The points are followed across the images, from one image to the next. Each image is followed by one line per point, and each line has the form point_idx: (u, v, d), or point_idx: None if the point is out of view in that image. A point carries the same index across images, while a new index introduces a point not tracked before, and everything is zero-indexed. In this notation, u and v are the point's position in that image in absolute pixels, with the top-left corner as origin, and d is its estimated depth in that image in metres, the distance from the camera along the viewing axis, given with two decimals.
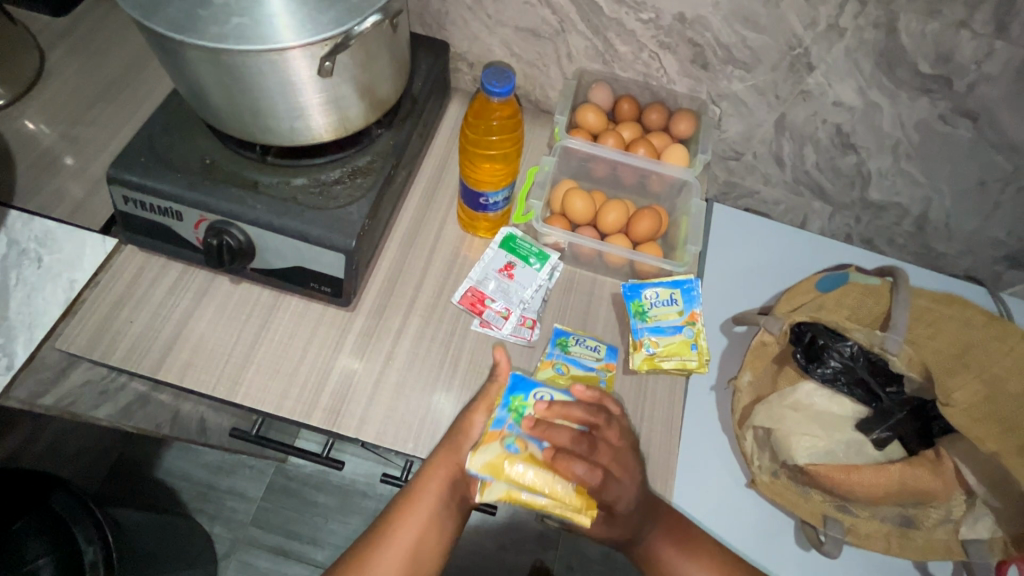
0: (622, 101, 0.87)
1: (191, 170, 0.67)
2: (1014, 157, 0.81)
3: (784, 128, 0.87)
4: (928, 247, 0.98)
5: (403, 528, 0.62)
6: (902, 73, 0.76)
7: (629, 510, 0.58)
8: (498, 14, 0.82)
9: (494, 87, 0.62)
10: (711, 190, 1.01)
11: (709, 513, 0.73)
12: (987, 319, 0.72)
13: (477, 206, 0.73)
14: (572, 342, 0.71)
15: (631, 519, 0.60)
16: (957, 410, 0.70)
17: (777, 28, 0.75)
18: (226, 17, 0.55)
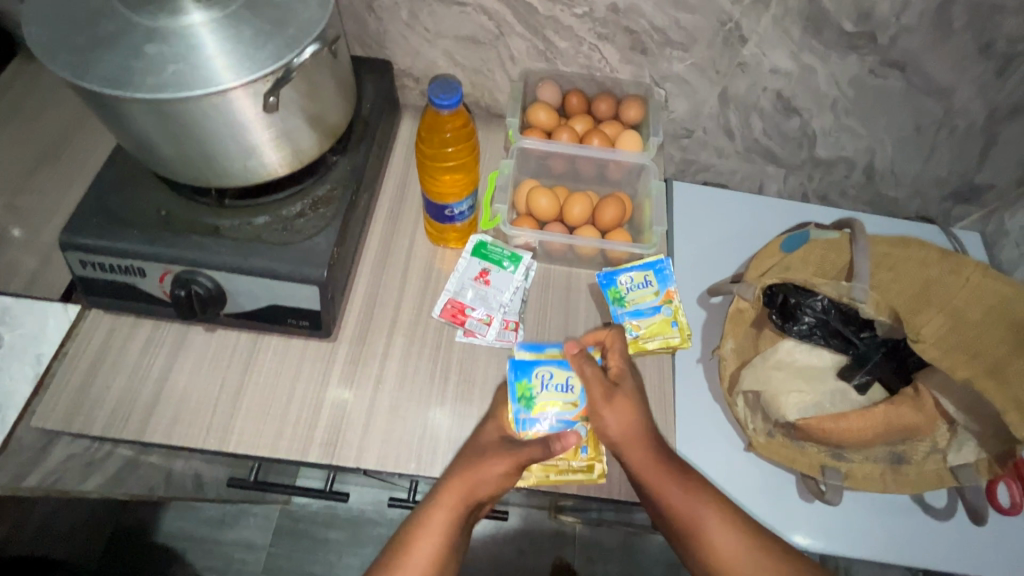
0: (570, 96, 0.89)
1: (148, 226, 0.65)
2: (942, 100, 0.86)
3: (728, 101, 0.90)
4: (879, 195, 1.03)
5: (431, 523, 0.60)
6: (829, 35, 0.79)
7: (625, 382, 0.65)
8: (436, 26, 0.83)
9: (439, 100, 0.60)
10: (669, 168, 1.04)
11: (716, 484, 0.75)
12: (941, 254, 0.74)
13: (443, 218, 0.73)
14: (539, 392, 0.65)
15: (627, 407, 0.63)
16: (927, 345, 0.73)
17: (706, 7, 0.77)
18: (162, 66, 0.54)
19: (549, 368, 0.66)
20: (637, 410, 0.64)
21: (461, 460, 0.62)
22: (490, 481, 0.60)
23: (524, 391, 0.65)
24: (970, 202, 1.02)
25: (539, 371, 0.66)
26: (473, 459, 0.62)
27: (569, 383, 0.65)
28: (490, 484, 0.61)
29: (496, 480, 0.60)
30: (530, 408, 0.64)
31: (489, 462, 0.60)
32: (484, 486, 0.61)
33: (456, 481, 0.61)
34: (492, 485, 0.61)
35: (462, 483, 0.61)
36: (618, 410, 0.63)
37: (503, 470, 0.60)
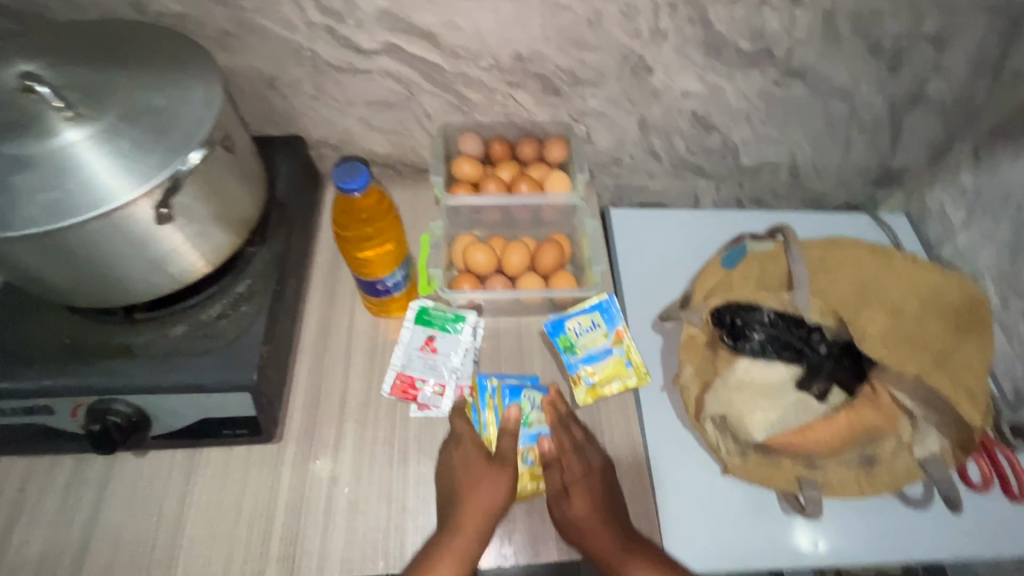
0: (493, 143, 0.88)
1: (51, 358, 0.60)
2: (845, 99, 0.89)
3: (647, 127, 0.91)
4: (808, 191, 1.07)
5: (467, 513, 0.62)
6: (729, 54, 0.81)
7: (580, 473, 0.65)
8: (345, 95, 0.81)
9: (343, 183, 0.58)
10: (605, 196, 1.05)
11: (700, 518, 0.73)
12: (872, 251, 0.77)
13: (378, 292, 0.71)
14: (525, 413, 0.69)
15: (584, 494, 0.64)
16: (872, 343, 0.72)
17: (608, 44, 0.77)
18: (34, 195, 0.50)
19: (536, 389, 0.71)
20: (592, 498, 0.64)
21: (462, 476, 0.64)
22: (490, 493, 0.62)
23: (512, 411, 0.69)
24: (889, 186, 1.07)
25: (526, 394, 0.70)
26: (473, 473, 0.64)
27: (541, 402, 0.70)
28: (497, 493, 0.63)
29: (499, 487, 0.63)
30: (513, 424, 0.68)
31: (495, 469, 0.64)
32: (486, 501, 0.62)
33: (480, 481, 0.63)
34: (500, 494, 0.63)
35: (489, 480, 0.63)
36: (575, 497, 0.64)
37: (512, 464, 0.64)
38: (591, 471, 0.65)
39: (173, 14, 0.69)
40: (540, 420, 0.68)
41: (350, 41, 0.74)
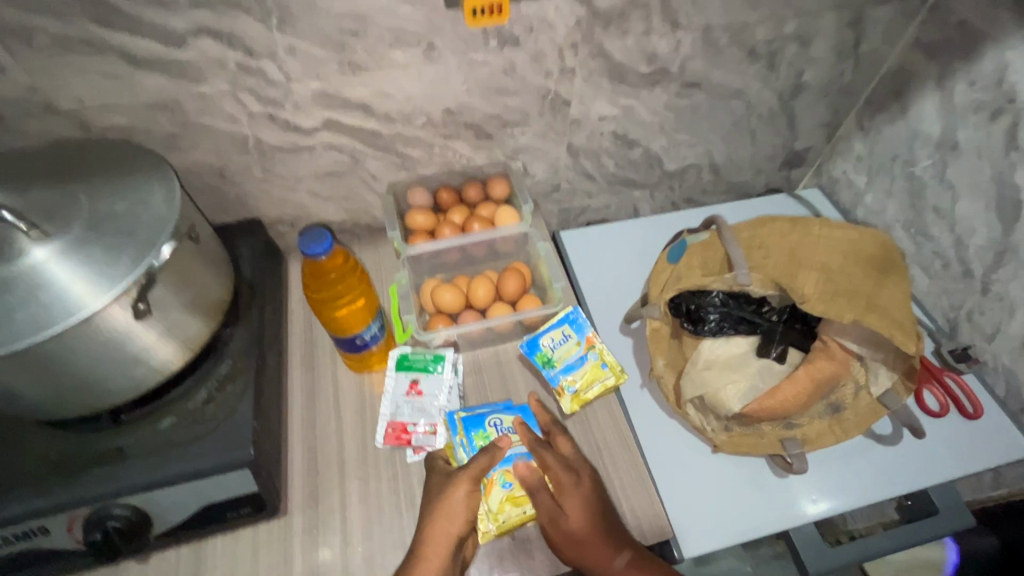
0: (440, 192, 0.94)
1: (38, 477, 0.59)
2: (742, 99, 1.00)
3: (576, 153, 0.99)
4: (731, 182, 1.18)
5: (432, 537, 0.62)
6: (632, 78, 0.89)
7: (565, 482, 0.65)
8: (292, 173, 0.85)
9: (308, 248, 0.62)
10: (554, 221, 1.13)
11: (703, 499, 0.77)
12: (793, 223, 0.84)
13: (357, 348, 0.73)
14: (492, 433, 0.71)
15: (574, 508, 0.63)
16: (813, 302, 0.77)
17: (524, 88, 0.84)
18: (11, 316, 0.51)
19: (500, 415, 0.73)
20: (586, 510, 0.63)
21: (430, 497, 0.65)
22: (455, 511, 0.62)
23: (480, 440, 0.71)
24: (800, 164, 1.19)
25: (490, 420, 0.72)
26: (438, 496, 0.64)
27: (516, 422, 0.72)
28: (461, 512, 0.63)
29: (461, 506, 0.63)
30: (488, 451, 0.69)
31: (454, 489, 0.63)
32: (449, 519, 0.62)
33: (439, 509, 0.63)
34: (464, 511, 0.63)
35: (453, 501, 0.63)
36: (569, 509, 0.63)
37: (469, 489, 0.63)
38: (577, 484, 0.65)
39: (114, 127, 0.72)
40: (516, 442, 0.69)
41: (289, 123, 0.79)
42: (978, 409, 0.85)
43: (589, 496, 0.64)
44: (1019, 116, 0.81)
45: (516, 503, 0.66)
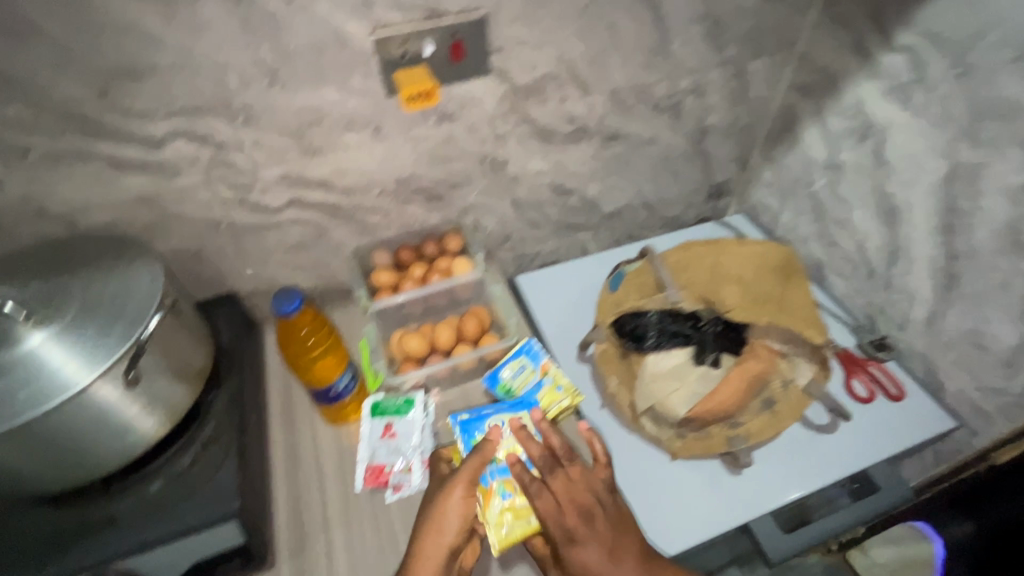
0: (401, 252, 1.02)
1: (32, 553, 0.63)
2: (658, 146, 1.15)
3: (520, 205, 1.11)
4: (664, 217, 1.32)
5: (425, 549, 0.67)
6: (558, 137, 1.02)
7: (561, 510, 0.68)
8: (264, 248, 0.94)
9: (280, 306, 0.70)
10: (510, 268, 1.24)
11: (677, 497, 0.83)
12: (708, 245, 0.99)
13: (333, 398, 0.80)
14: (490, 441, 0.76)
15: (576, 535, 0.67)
16: (737, 310, 0.88)
17: (465, 154, 0.97)
18: (11, 395, 0.57)
19: (503, 417, 0.78)
20: (588, 535, 0.67)
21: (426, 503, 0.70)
22: (448, 517, 0.68)
23: (477, 447, 0.76)
24: (723, 195, 1.34)
25: (490, 422, 0.78)
26: (434, 502, 0.70)
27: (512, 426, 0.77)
28: (454, 517, 0.68)
29: (454, 510, 0.69)
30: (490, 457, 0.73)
31: (449, 494, 0.69)
32: (443, 526, 0.68)
33: (428, 522, 0.68)
34: (459, 516, 0.69)
35: (446, 509, 0.69)
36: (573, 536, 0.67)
37: (461, 494, 0.69)
38: (573, 527, 0.67)
39: (98, 224, 0.80)
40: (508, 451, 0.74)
41: (258, 204, 0.88)
42: (900, 390, 0.97)
43: (588, 542, 0.67)
44: (881, 137, 0.97)
45: (514, 514, 0.69)
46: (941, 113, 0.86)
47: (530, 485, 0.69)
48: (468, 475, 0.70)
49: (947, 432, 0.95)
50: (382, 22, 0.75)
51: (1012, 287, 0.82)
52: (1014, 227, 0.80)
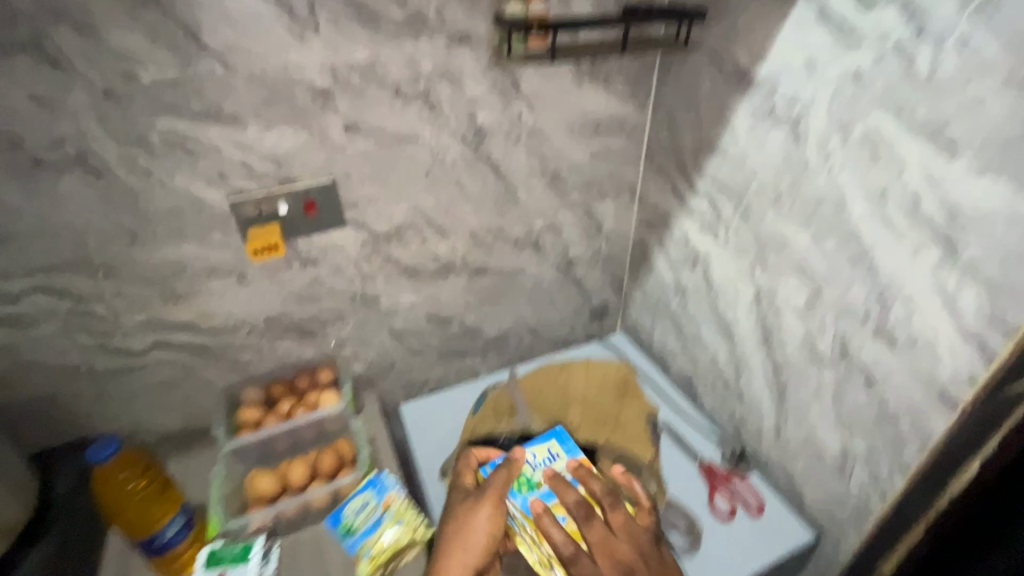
0: (273, 386, 1.05)
1: None
2: (529, 276, 1.26)
3: (399, 335, 1.18)
4: (552, 338, 1.40)
5: (461, 548, 0.80)
6: (426, 273, 1.12)
7: (600, 540, 0.83)
8: (127, 389, 0.97)
9: (93, 454, 0.73)
10: (398, 394, 1.27)
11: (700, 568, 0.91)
12: (554, 368, 1.19)
13: (157, 550, 0.78)
14: (532, 470, 0.95)
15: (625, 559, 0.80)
16: (582, 428, 1.08)
17: (334, 292, 1.05)
18: None
19: (533, 453, 0.98)
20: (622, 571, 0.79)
21: (461, 510, 0.85)
22: (489, 522, 0.84)
23: (524, 488, 0.91)
24: (605, 315, 1.44)
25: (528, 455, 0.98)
26: (466, 518, 0.84)
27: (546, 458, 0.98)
28: (480, 536, 0.82)
29: (491, 520, 0.84)
30: (530, 489, 0.91)
31: (480, 508, 0.85)
32: (481, 536, 0.82)
33: (456, 534, 0.82)
34: (489, 527, 0.83)
35: (478, 524, 0.83)
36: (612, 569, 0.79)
37: (490, 512, 0.85)
38: None
39: None
40: (541, 484, 0.92)
41: (120, 348, 0.92)
42: (759, 499, 1.00)
43: None
44: (706, 264, 1.10)
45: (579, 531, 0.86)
46: (739, 245, 1.00)
47: (571, 550, 0.81)
48: (497, 492, 0.87)
49: (806, 544, 0.95)
50: (236, 189, 0.86)
51: (821, 396, 0.89)
52: (809, 341, 0.89)
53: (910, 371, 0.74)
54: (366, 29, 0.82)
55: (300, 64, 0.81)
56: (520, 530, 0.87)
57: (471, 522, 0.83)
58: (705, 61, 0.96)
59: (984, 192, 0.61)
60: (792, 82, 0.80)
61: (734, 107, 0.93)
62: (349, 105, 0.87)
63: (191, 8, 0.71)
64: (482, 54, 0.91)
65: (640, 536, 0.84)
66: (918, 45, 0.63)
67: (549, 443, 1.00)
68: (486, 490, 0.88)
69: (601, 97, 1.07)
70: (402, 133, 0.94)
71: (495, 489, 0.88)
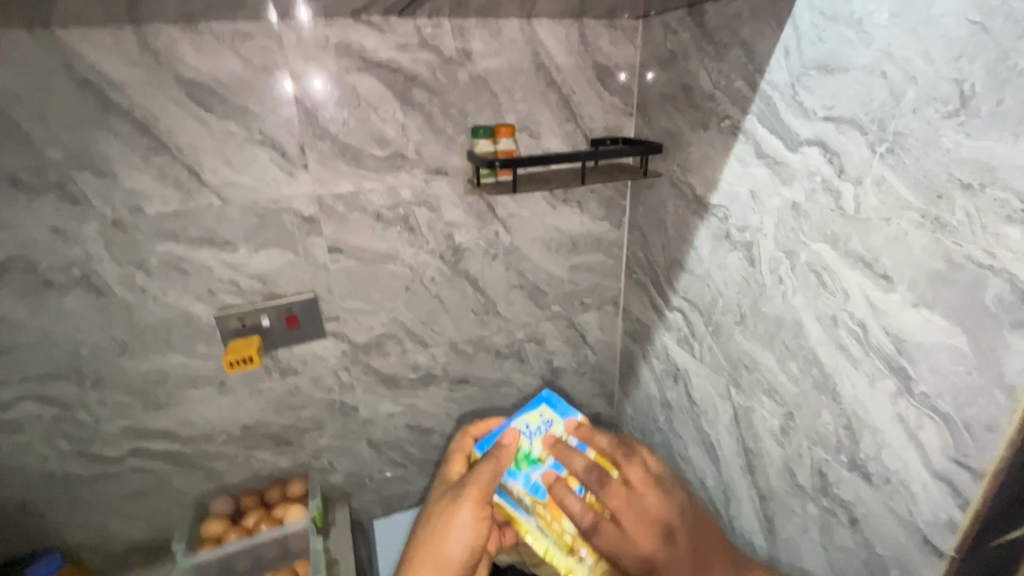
0: (243, 497, 1.05)
1: None
2: (513, 387, 1.25)
3: (378, 445, 1.17)
4: None
5: (448, 538, 0.80)
6: (406, 383, 1.14)
7: (642, 483, 0.78)
8: (100, 497, 0.98)
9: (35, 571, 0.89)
10: (376, 508, 1.23)
11: None
12: None
13: None
14: (528, 443, 0.88)
15: (661, 514, 0.76)
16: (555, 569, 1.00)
17: (312, 402, 1.07)
18: None
19: (525, 422, 0.91)
20: (653, 534, 0.74)
21: (438, 516, 0.82)
22: (471, 511, 0.81)
23: (523, 463, 0.87)
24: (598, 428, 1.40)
25: (518, 425, 0.91)
26: (449, 510, 0.81)
27: (540, 424, 0.91)
28: (465, 529, 0.80)
29: (475, 507, 0.81)
30: (531, 465, 0.86)
31: (461, 507, 0.81)
32: (466, 530, 0.80)
33: (449, 519, 0.81)
34: (470, 530, 0.80)
35: (464, 508, 0.81)
36: (644, 526, 0.74)
37: (472, 505, 0.81)
38: (644, 544, 0.73)
39: None
40: (542, 458, 0.87)
41: (98, 455, 0.95)
42: None
43: (677, 530, 0.77)
44: (686, 380, 1.08)
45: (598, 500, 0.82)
46: (714, 363, 0.98)
47: (590, 520, 0.75)
48: (478, 489, 0.82)
49: None
50: (223, 304, 0.93)
51: (809, 532, 0.82)
52: (789, 469, 0.83)
53: (890, 512, 0.68)
54: (350, 165, 0.92)
55: (289, 196, 0.90)
56: (531, 507, 0.83)
57: (457, 512, 0.81)
58: (668, 187, 1.02)
59: (924, 324, 0.60)
60: (741, 210, 0.84)
61: (695, 230, 0.97)
62: (333, 229, 0.95)
63: (196, 154, 0.83)
64: (458, 183, 1.00)
65: (671, 486, 0.81)
66: (842, 183, 0.67)
67: (540, 409, 0.93)
68: (466, 486, 0.82)
69: (576, 218, 1.13)
70: (383, 253, 1.01)
71: (483, 468, 0.83)
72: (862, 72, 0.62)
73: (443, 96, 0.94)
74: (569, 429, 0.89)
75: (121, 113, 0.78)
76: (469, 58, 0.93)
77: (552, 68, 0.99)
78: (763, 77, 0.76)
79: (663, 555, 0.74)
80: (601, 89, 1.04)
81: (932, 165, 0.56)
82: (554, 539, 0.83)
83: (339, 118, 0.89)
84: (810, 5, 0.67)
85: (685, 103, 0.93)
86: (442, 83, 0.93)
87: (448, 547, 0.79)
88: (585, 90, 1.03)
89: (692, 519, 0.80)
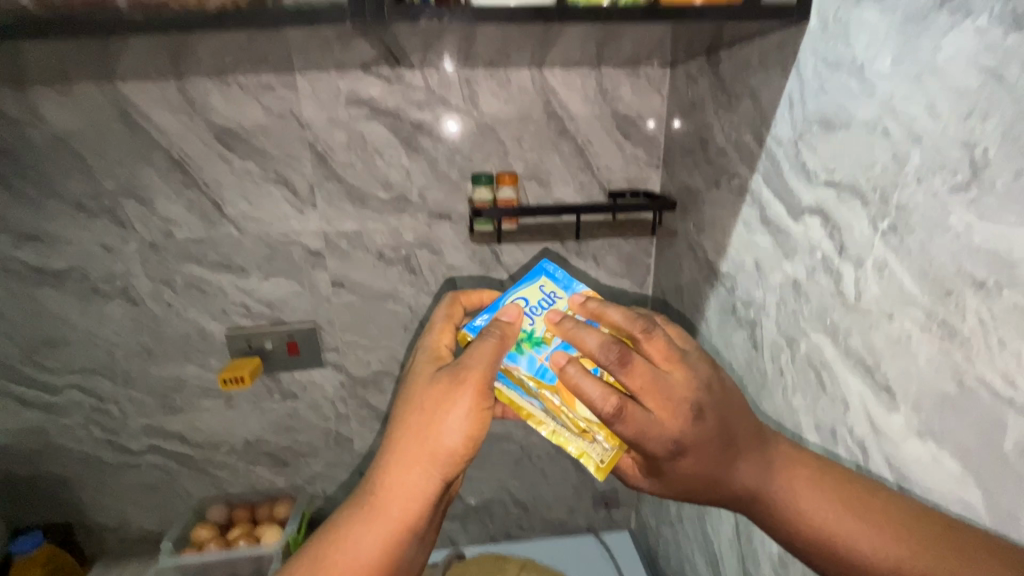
0: (236, 508, 1.10)
1: None
2: (515, 443, 1.18)
3: None
4: (545, 518, 1.25)
5: (434, 434, 0.56)
6: None
7: (666, 358, 0.54)
8: (120, 483, 1.09)
9: (18, 544, 1.01)
10: None
11: None
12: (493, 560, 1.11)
13: None
14: (531, 326, 0.64)
15: (693, 393, 0.52)
16: None
17: (309, 428, 1.10)
18: None
19: (523, 295, 0.66)
20: (679, 410, 0.50)
21: (428, 397, 0.57)
22: (471, 403, 0.57)
23: (527, 346, 0.63)
24: (612, 505, 1.25)
25: (515, 300, 0.65)
26: (438, 395, 0.57)
27: (546, 298, 0.65)
28: (461, 420, 0.56)
29: (476, 396, 0.57)
30: (535, 347, 0.62)
31: (455, 392, 0.57)
32: (462, 424, 0.56)
33: (435, 411, 0.57)
34: (473, 419, 0.57)
35: (458, 395, 0.57)
36: (669, 404, 0.51)
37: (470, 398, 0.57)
38: (668, 422, 0.50)
39: None
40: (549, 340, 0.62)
41: (122, 446, 1.06)
42: None
43: (715, 412, 0.52)
44: None
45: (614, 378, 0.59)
46: None
47: (615, 406, 0.50)
48: (481, 372, 0.57)
49: None
50: (235, 324, 1.01)
51: None
52: None
53: None
54: (355, 205, 0.96)
55: (298, 230, 0.97)
56: (540, 399, 0.60)
57: (445, 400, 0.57)
58: (685, 248, 0.91)
59: (933, 465, 0.45)
60: (747, 282, 0.72)
61: (707, 298, 0.84)
62: (336, 264, 0.99)
63: (220, 189, 0.92)
64: (461, 229, 1.00)
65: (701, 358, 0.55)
66: (842, 263, 0.54)
67: (540, 281, 0.67)
68: (464, 370, 0.58)
69: (591, 272, 1.05)
70: (383, 290, 1.02)
71: (487, 343, 0.58)
72: (863, 128, 0.50)
73: (449, 143, 0.94)
74: (574, 307, 0.64)
75: (162, 151, 0.89)
76: (476, 107, 0.93)
77: (565, 118, 0.95)
78: (769, 131, 0.65)
79: (692, 435, 0.51)
80: (622, 139, 0.97)
81: (940, 251, 0.43)
82: (563, 422, 0.60)
83: (346, 161, 0.94)
84: (813, 49, 0.56)
85: (702, 157, 0.83)
86: (448, 131, 0.94)
87: (433, 442, 0.56)
88: (603, 140, 0.97)
89: (729, 401, 0.53)
